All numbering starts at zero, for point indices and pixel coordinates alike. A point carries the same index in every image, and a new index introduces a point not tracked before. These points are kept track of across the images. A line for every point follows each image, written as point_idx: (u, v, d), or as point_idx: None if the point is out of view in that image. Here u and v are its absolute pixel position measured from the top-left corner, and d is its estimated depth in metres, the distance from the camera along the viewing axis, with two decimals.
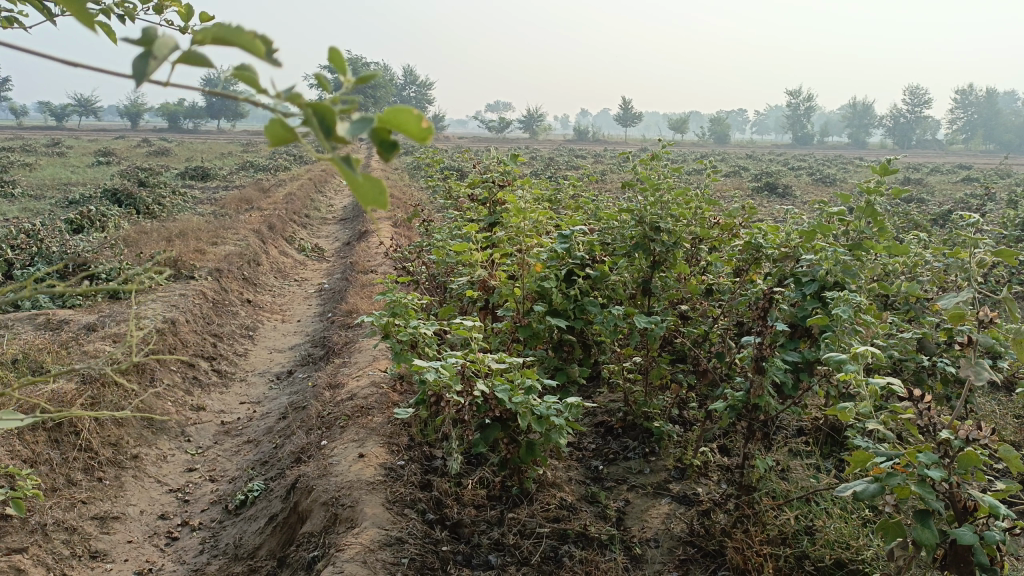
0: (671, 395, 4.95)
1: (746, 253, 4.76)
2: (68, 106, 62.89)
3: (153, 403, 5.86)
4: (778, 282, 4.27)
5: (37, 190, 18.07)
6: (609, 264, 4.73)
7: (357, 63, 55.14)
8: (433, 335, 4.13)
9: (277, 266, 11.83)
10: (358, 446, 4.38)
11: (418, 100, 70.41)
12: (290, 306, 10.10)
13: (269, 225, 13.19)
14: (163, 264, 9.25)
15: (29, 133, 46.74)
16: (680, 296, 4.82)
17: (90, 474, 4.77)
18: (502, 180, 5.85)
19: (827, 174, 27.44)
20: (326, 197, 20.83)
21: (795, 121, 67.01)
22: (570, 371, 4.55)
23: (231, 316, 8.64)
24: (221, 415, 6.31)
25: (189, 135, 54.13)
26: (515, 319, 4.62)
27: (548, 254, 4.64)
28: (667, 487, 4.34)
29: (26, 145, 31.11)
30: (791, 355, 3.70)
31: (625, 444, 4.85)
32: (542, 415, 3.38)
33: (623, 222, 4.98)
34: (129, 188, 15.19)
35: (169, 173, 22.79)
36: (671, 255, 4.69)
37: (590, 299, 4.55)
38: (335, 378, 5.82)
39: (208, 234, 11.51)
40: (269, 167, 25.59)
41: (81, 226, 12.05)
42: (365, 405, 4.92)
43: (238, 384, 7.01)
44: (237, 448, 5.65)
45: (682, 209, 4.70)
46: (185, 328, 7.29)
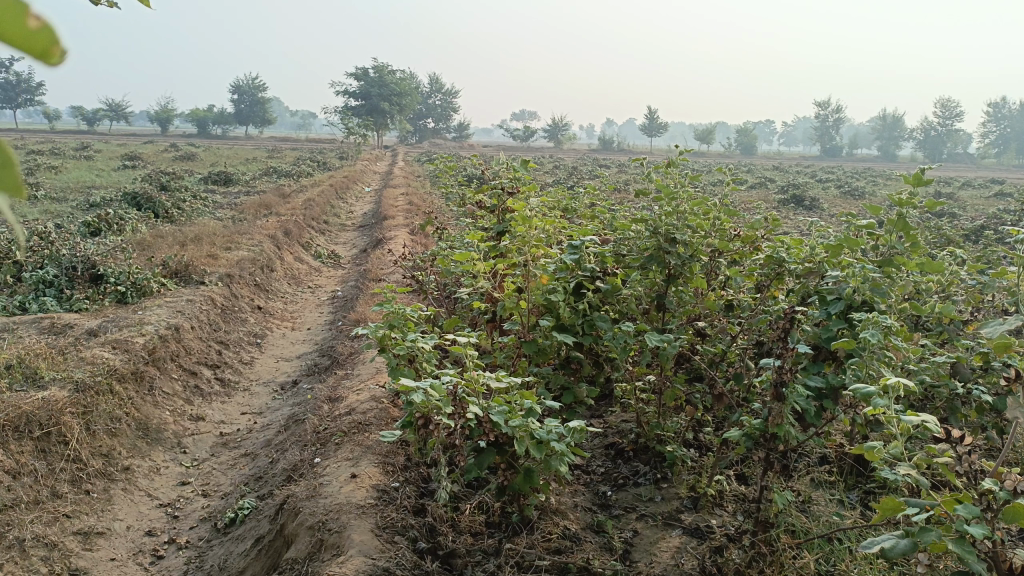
0: (686, 417, 4.68)
1: (768, 267, 4.47)
2: (99, 110, 63.63)
3: (150, 412, 5.69)
4: (801, 299, 3.99)
5: (60, 192, 18.15)
6: (621, 277, 4.47)
7: (383, 70, 55.25)
8: (431, 350, 3.90)
9: (291, 272, 11.68)
10: (351, 466, 4.17)
11: (444, 109, 70.68)
12: (301, 313, 9.94)
13: (286, 231, 13.08)
14: (174, 269, 9.14)
15: (62, 138, 47.49)
16: (697, 312, 4.56)
17: (77, 487, 4.58)
18: (513, 187, 5.61)
19: (856, 187, 26.96)
20: (347, 204, 20.77)
21: (823, 134, 66.17)
22: (577, 391, 4.28)
23: (239, 323, 8.48)
24: (220, 425, 6.12)
25: (217, 140, 54.65)
26: (520, 334, 4.38)
27: (556, 265, 4.39)
28: (679, 518, 4.07)
29: (53, 148, 31.43)
30: (814, 381, 3.41)
31: (636, 469, 4.60)
32: (542, 440, 3.13)
33: (637, 233, 4.72)
34: (149, 191, 15.16)
35: (192, 177, 22.88)
36: (687, 268, 4.42)
37: (600, 313, 4.28)
38: (336, 391, 5.62)
39: (222, 239, 11.40)
40: (292, 172, 25.60)
41: (98, 229, 12.02)
42: (363, 420, 4.71)
43: (240, 394, 6.82)
44: (233, 462, 5.45)
45: (699, 220, 4.44)
46: (190, 335, 7.11)
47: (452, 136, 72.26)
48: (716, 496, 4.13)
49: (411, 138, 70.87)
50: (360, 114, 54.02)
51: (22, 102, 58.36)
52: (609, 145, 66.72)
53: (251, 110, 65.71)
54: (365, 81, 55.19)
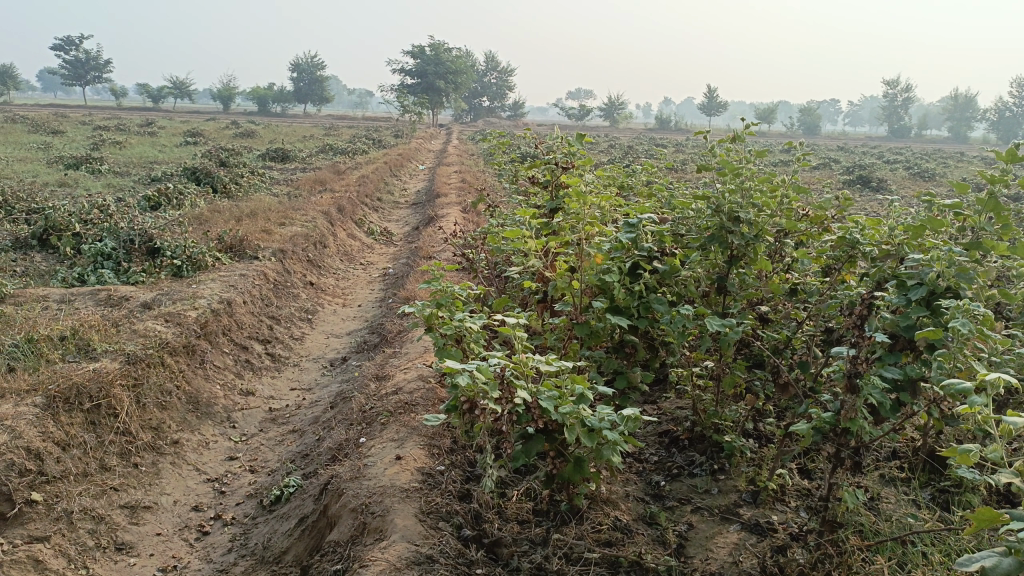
0: (746, 406, 4.45)
1: (839, 249, 4.18)
2: (165, 87, 65.13)
3: (201, 386, 5.69)
4: (876, 284, 3.71)
5: (124, 167, 18.59)
6: (680, 258, 4.22)
7: (439, 49, 55.10)
8: (479, 330, 3.76)
9: (343, 249, 11.69)
10: (396, 447, 4.07)
11: (499, 87, 70.33)
12: (353, 289, 9.92)
13: (339, 207, 13.10)
14: (228, 243, 9.21)
15: (127, 113, 48.86)
16: (760, 296, 4.30)
17: (126, 460, 4.60)
18: (567, 161, 5.39)
19: (926, 169, 25.78)
20: (401, 181, 20.78)
21: (892, 113, 63.70)
22: (631, 376, 4.06)
23: (291, 298, 8.49)
24: (269, 401, 6.10)
25: (275, 118, 55.55)
26: (572, 315, 4.19)
27: (611, 245, 4.16)
28: (737, 512, 3.86)
29: (121, 125, 32.26)
30: (890, 373, 3.15)
31: (691, 459, 4.40)
32: (594, 428, 2.96)
33: (698, 211, 4.47)
34: (208, 166, 15.38)
35: (251, 153, 23.19)
36: (751, 249, 4.15)
37: (657, 296, 4.02)
38: (383, 369, 5.53)
39: (277, 214, 11.47)
40: (347, 149, 25.75)
41: (158, 203, 12.23)
42: (409, 400, 4.61)
43: (290, 370, 6.80)
44: (281, 438, 5.42)
45: (765, 198, 4.15)
46: (242, 309, 7.11)
47: (507, 114, 71.92)
48: (777, 491, 3.92)
49: (465, 116, 70.78)
50: (416, 92, 54.11)
51: (92, 80, 60.15)
52: (666, 124, 65.48)
53: (309, 88, 66.47)
54: (421, 59, 55.14)
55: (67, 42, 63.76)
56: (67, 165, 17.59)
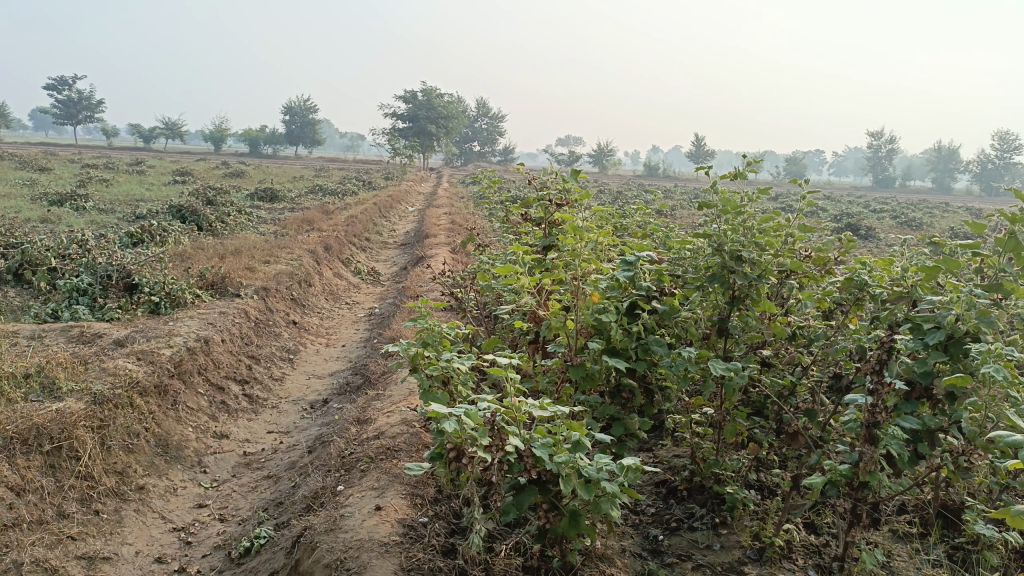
0: (748, 456, 4.21)
1: (845, 291, 4.00)
2: (156, 128, 65.27)
3: (172, 428, 5.39)
4: (887, 328, 3.52)
5: (109, 204, 18.36)
6: (680, 297, 4.02)
7: (431, 93, 55.63)
8: (467, 371, 3.52)
9: (329, 288, 11.44)
10: (376, 496, 3.79)
11: (489, 132, 71.00)
12: (337, 329, 9.66)
13: (326, 246, 12.89)
14: (210, 280, 8.96)
15: (117, 152, 48.80)
16: (763, 339, 4.09)
17: (86, 506, 4.29)
18: (560, 198, 5.21)
19: (913, 218, 25.95)
20: (389, 222, 20.63)
21: (876, 164, 64.62)
22: (628, 422, 3.82)
23: (272, 338, 8.22)
24: (244, 445, 5.78)
25: (266, 159, 55.62)
26: (566, 357, 3.97)
27: (607, 283, 3.95)
28: (742, 570, 3.61)
29: (109, 163, 32.09)
30: (909, 423, 2.93)
31: (691, 511, 4.14)
32: (591, 479, 2.71)
33: (698, 250, 4.29)
34: (194, 204, 15.18)
35: (239, 193, 23.03)
36: (754, 289, 3.95)
37: (656, 337, 3.80)
38: (365, 412, 5.26)
39: (262, 252, 11.25)
40: (337, 190, 25.65)
41: (140, 240, 11.98)
42: (392, 446, 4.35)
43: (268, 412, 6.50)
44: (255, 484, 5.11)
45: (769, 236, 3.97)
46: (220, 348, 6.84)
47: (497, 159, 72.46)
48: (784, 547, 3.67)
49: (456, 161, 71.24)
50: (407, 136, 54.46)
51: (83, 119, 60.26)
52: (654, 171, 66.13)
53: (301, 130, 66.86)
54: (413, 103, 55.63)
55: (59, 82, 64.03)
56: (50, 201, 17.34)
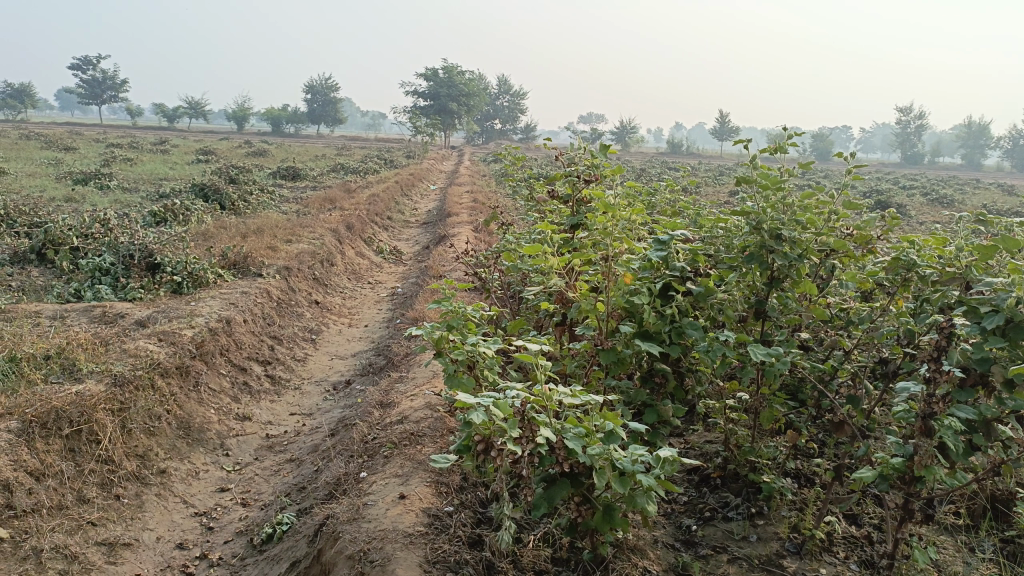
0: (786, 444, 4.04)
1: (891, 272, 3.79)
2: (180, 107, 65.46)
3: (193, 410, 5.32)
4: (939, 311, 3.32)
5: (132, 183, 18.39)
6: (716, 278, 3.83)
7: (453, 70, 55.19)
8: (494, 356, 3.38)
9: (351, 267, 11.35)
10: (400, 484, 3.68)
11: (511, 109, 70.44)
12: (360, 309, 9.57)
13: (348, 225, 12.79)
14: (232, 260, 8.89)
15: (139, 130, 49.04)
16: (802, 322, 3.90)
17: (107, 491, 4.23)
18: (589, 174, 5.00)
19: (945, 195, 25.30)
20: (412, 201, 20.50)
21: (905, 141, 63.33)
22: (660, 408, 3.67)
23: (295, 318, 8.14)
24: (266, 427, 5.70)
25: (288, 138, 55.70)
26: (596, 340, 3.81)
27: (639, 263, 3.78)
28: (780, 563, 3.46)
29: (133, 142, 32.20)
30: (966, 413, 2.74)
31: (725, 500, 4.00)
32: (626, 471, 2.57)
33: (734, 228, 4.10)
34: (216, 182, 15.13)
35: (262, 172, 22.98)
36: (794, 270, 3.76)
37: (691, 320, 3.63)
38: (388, 395, 5.14)
39: (284, 231, 11.17)
40: (359, 169, 25.57)
41: (163, 219, 11.96)
42: (415, 431, 4.23)
43: (291, 393, 6.42)
44: (277, 468, 5.03)
45: (810, 214, 3.76)
46: (241, 328, 6.76)
47: (519, 137, 71.94)
48: (824, 540, 3.52)
49: (477, 139, 70.84)
50: (428, 114, 54.19)
51: (107, 99, 60.63)
52: (677, 149, 65.35)
53: (322, 108, 66.80)
54: (435, 81, 55.27)
55: (84, 61, 64.41)
56: (75, 180, 17.40)
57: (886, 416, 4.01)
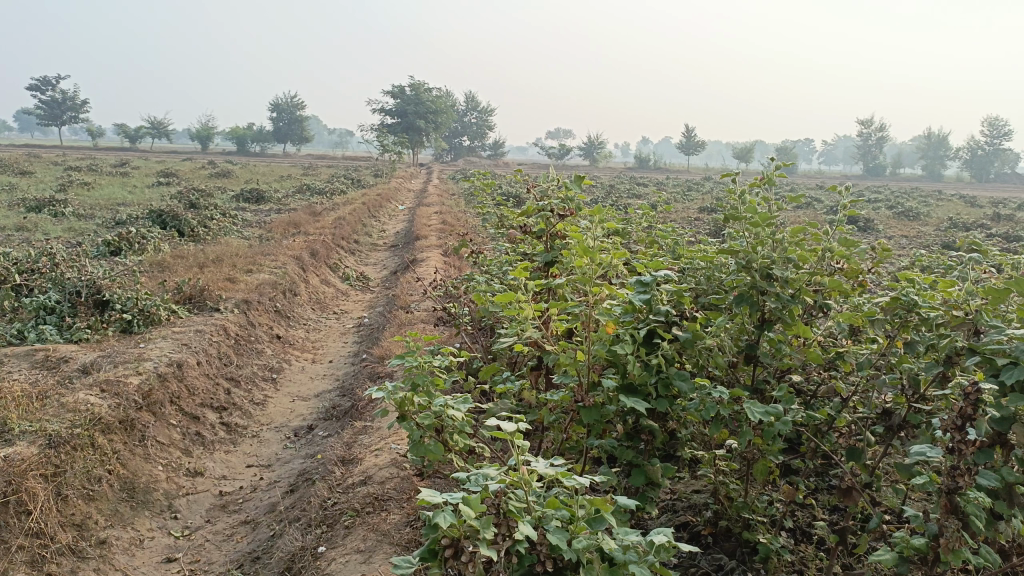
0: (781, 499, 3.74)
1: (890, 312, 3.51)
2: (142, 128, 64.29)
3: (138, 468, 4.90)
4: (946, 359, 3.04)
5: (88, 209, 17.75)
6: (703, 321, 3.53)
7: (419, 88, 54.90)
8: (465, 418, 3.04)
9: (316, 297, 10.94)
10: (362, 563, 3.32)
11: (479, 126, 70.32)
12: (325, 342, 9.17)
13: (312, 252, 12.37)
14: (188, 294, 8.45)
15: (98, 152, 48.03)
16: (796, 366, 3.61)
17: (37, 570, 3.81)
18: (563, 208, 4.67)
19: (909, 207, 25.52)
20: (379, 223, 20.12)
21: (867, 153, 64.32)
22: (648, 468, 3.34)
23: (253, 355, 7.72)
24: (220, 483, 5.29)
25: (253, 158, 54.89)
26: (575, 394, 3.49)
27: (621, 307, 3.46)
28: None
29: (91, 165, 31.34)
30: (989, 483, 2.46)
31: (718, 562, 3.69)
32: (618, 566, 2.24)
33: (721, 266, 3.80)
34: (175, 209, 14.60)
35: (226, 195, 22.41)
36: (787, 312, 3.47)
37: (678, 370, 3.32)
38: (350, 450, 4.79)
39: (245, 260, 10.73)
40: (325, 190, 25.09)
41: (118, 249, 11.44)
42: (380, 496, 3.89)
43: (248, 442, 6.00)
44: (230, 532, 4.62)
45: (803, 252, 3.48)
46: (194, 372, 6.33)
47: (488, 154, 71.82)
48: None
49: (446, 156, 70.59)
50: (396, 132, 53.84)
51: (67, 120, 59.30)
52: (644, 163, 65.71)
53: (289, 128, 66.07)
54: (402, 99, 54.96)
55: (43, 83, 63.12)
56: (28, 208, 16.74)
57: (887, 467, 3.73)
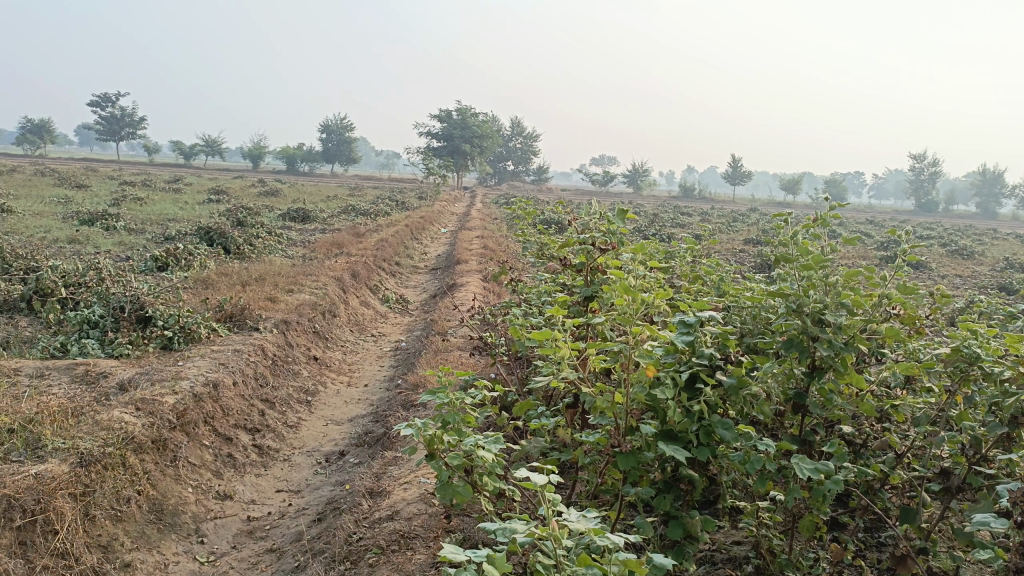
0: (828, 559, 3.54)
1: (950, 365, 3.32)
2: (197, 145, 65.98)
3: (168, 489, 4.87)
4: (1013, 420, 2.85)
5: (139, 224, 18.15)
6: (748, 367, 3.37)
7: (466, 112, 55.42)
8: (495, 461, 2.92)
9: (355, 318, 10.96)
10: None
11: (524, 151, 70.68)
12: (361, 365, 9.14)
13: (353, 273, 12.42)
14: (229, 312, 8.50)
15: (153, 167, 49.32)
16: (847, 418, 3.42)
17: None
18: (605, 242, 4.56)
19: (963, 245, 24.78)
20: (421, 245, 20.21)
21: (919, 188, 62.94)
22: (687, 521, 3.18)
23: (290, 377, 7.71)
24: (249, 507, 5.23)
25: (301, 177, 55.84)
26: (612, 438, 3.34)
27: (662, 348, 3.32)
28: None
29: (145, 180, 32.18)
30: None
31: None
32: None
33: (770, 309, 3.64)
34: (222, 226, 14.83)
35: (273, 213, 22.76)
36: (840, 361, 3.29)
37: (721, 418, 3.16)
38: (380, 481, 4.69)
39: (287, 280, 10.80)
40: (369, 211, 25.31)
41: (164, 264, 11.62)
42: (407, 533, 3.78)
43: (279, 466, 5.95)
44: (255, 560, 4.55)
45: (858, 298, 3.31)
46: (230, 392, 6.33)
47: (532, 179, 72.06)
48: None
49: (490, 180, 71.01)
50: (442, 155, 54.34)
51: (125, 136, 61.16)
52: (689, 192, 65.21)
53: (337, 148, 67.18)
54: (449, 123, 55.52)
55: (105, 99, 65.31)
56: (81, 221, 17.16)
57: (943, 530, 3.51)
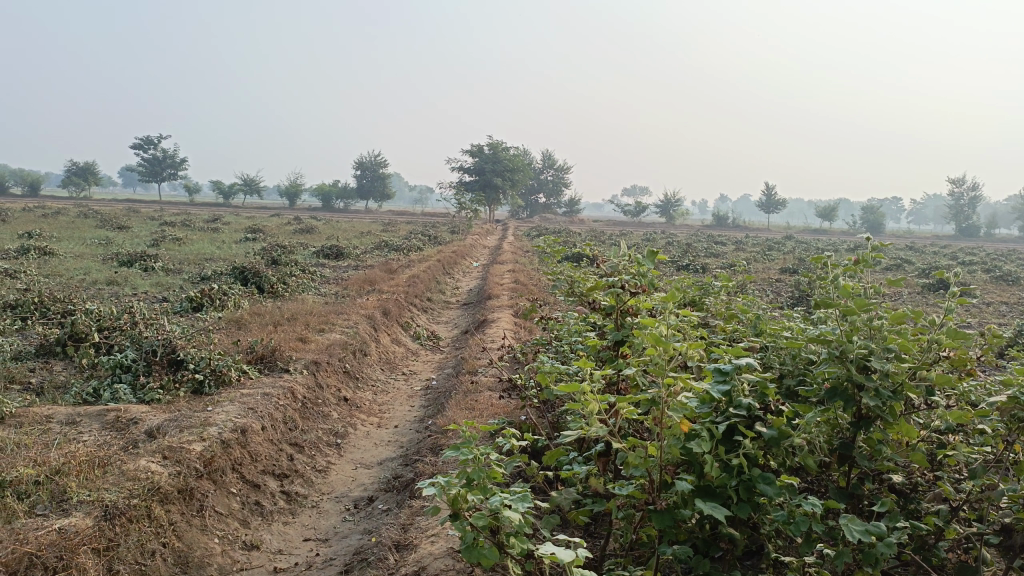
0: None
1: (1006, 412, 3.11)
2: (235, 184, 67.33)
3: (194, 540, 4.79)
4: None
5: (177, 264, 18.42)
6: (789, 416, 3.19)
7: (498, 146, 55.85)
8: (522, 521, 2.78)
9: (385, 356, 10.90)
10: None
11: (556, 183, 70.88)
12: (391, 406, 9.06)
13: (384, 311, 12.40)
14: (260, 354, 8.49)
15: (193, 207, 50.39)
16: (896, 469, 3.22)
17: None
18: (635, 284, 4.43)
19: (1008, 271, 24.11)
20: (453, 280, 20.21)
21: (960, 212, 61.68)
22: None
23: (320, 419, 7.65)
24: (275, 557, 5.12)
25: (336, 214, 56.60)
26: (646, 492, 3.17)
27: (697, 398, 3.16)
28: None
29: (184, 220, 32.83)
30: None
31: None
32: None
33: (810, 353, 3.47)
34: (256, 266, 14.97)
35: (307, 251, 22.99)
36: (887, 409, 3.10)
37: (762, 472, 2.98)
38: (408, 533, 4.57)
39: (318, 319, 10.80)
40: (402, 246, 25.43)
41: (199, 305, 11.71)
42: None
43: (307, 513, 5.85)
44: None
45: (905, 342, 3.13)
46: (258, 437, 6.26)
47: (564, 211, 72.15)
48: None
49: (522, 213, 71.24)
50: (474, 189, 54.69)
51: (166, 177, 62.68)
52: (722, 221, 64.67)
53: (371, 184, 68.05)
54: (480, 157, 55.96)
55: (147, 142, 67.11)
56: (121, 262, 17.48)
57: None
